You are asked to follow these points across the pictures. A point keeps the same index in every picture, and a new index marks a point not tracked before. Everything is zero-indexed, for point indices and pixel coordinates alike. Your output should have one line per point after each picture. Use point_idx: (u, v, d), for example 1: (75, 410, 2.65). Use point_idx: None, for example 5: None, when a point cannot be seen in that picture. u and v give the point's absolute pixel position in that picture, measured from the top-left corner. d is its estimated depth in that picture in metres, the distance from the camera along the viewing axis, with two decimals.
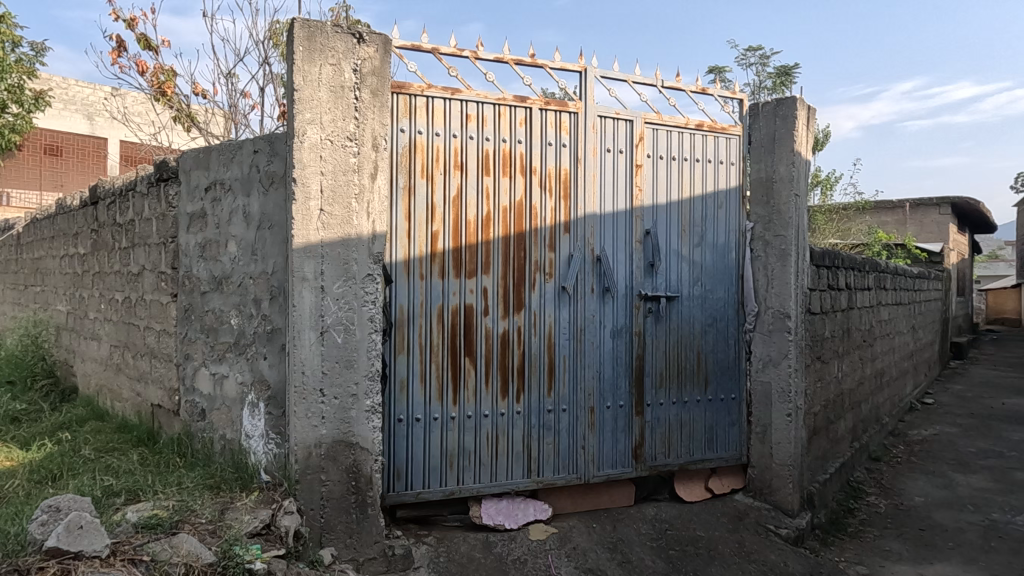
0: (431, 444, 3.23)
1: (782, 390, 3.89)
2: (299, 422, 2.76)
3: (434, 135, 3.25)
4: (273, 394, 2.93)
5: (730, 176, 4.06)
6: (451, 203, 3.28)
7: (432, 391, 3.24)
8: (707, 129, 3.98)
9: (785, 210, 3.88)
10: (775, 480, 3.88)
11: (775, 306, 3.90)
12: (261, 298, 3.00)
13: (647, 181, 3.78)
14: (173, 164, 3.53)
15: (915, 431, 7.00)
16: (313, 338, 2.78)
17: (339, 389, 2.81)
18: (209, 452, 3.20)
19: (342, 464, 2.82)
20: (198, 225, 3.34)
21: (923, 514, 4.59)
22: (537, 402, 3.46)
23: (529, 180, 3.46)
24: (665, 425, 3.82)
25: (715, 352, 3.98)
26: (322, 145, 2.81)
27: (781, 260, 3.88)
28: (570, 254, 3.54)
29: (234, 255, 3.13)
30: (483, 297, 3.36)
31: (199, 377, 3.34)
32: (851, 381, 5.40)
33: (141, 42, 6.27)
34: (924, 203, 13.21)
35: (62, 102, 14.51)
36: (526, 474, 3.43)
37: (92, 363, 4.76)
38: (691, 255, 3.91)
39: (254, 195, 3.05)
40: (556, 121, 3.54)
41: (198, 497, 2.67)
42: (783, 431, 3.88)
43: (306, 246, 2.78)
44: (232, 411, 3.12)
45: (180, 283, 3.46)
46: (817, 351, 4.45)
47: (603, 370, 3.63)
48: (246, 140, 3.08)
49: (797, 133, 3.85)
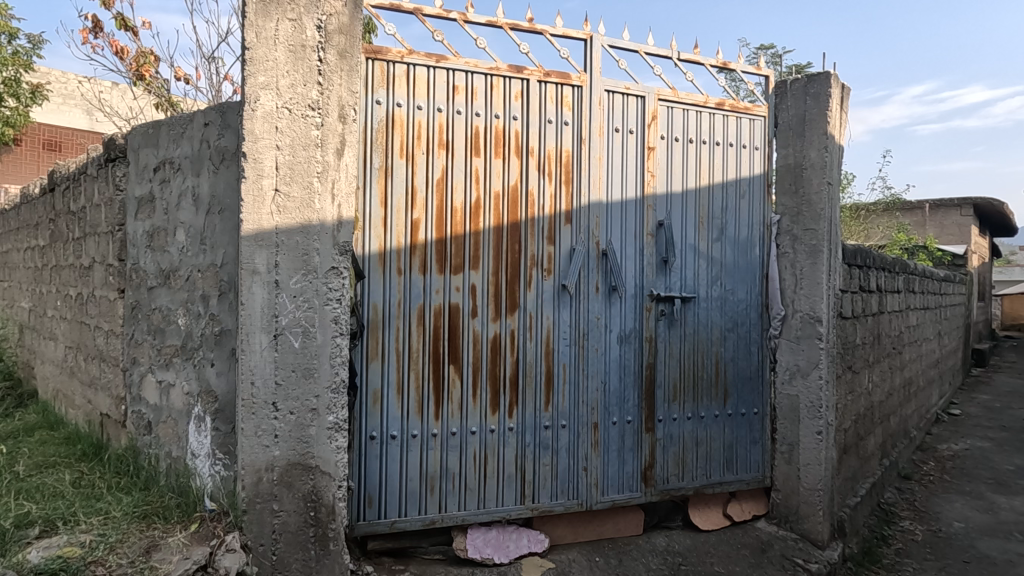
0: (409, 466, 2.80)
1: (811, 405, 3.42)
2: (247, 442, 2.33)
3: (415, 109, 2.82)
4: (221, 407, 2.50)
5: (754, 161, 3.60)
6: (434, 187, 2.85)
7: (411, 405, 2.81)
8: (729, 108, 3.53)
9: (817, 201, 3.42)
10: (803, 507, 3.42)
11: (804, 310, 3.45)
12: (209, 294, 2.57)
13: (660, 165, 3.33)
14: (122, 142, 3.11)
15: (945, 445, 6.51)
16: (265, 342, 2.36)
17: (296, 403, 2.38)
18: (153, 471, 2.78)
19: (298, 491, 2.38)
20: (147, 211, 2.93)
21: (965, 544, 4.11)
22: (532, 418, 3.02)
23: (525, 162, 3.03)
24: (678, 443, 3.36)
25: (736, 361, 3.53)
26: (278, 114, 2.38)
27: (812, 257, 3.43)
28: (572, 248, 3.10)
29: (182, 245, 2.71)
30: (471, 296, 2.92)
31: (145, 385, 2.92)
32: (881, 393, 4.94)
33: (116, 22, 5.86)
34: (945, 203, 12.68)
35: (60, 96, 12.85)
36: (519, 500, 2.99)
37: (50, 365, 4.34)
38: (709, 250, 3.46)
39: (204, 174, 2.63)
40: (557, 96, 3.09)
41: (122, 531, 2.28)
42: (812, 451, 3.42)
43: (257, 232, 2.35)
44: (177, 426, 2.70)
45: (127, 276, 3.04)
46: (848, 360, 3.98)
47: (609, 381, 3.19)
48: (197, 112, 2.67)
49: (831, 113, 3.40)
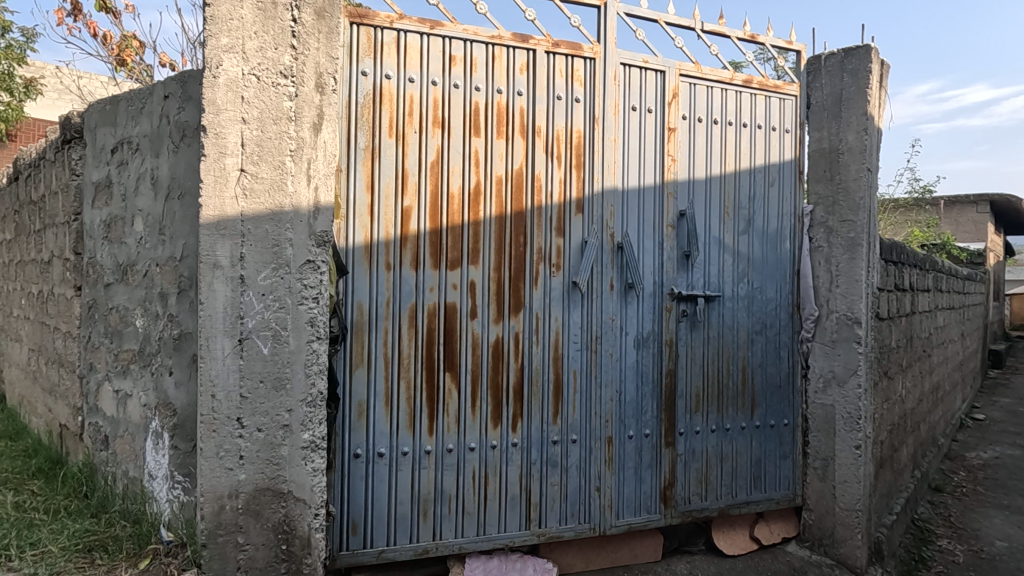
0: (399, 488, 2.46)
1: (848, 417, 3.06)
2: (207, 465, 1.99)
3: (406, 81, 2.49)
4: (180, 423, 2.15)
5: (785, 145, 3.27)
6: (428, 170, 2.52)
7: (401, 418, 2.47)
8: (757, 86, 3.20)
9: (855, 189, 3.07)
10: (839, 529, 3.07)
11: (841, 310, 3.09)
12: (168, 292, 2.23)
13: (682, 149, 2.99)
14: (79, 122, 2.77)
15: (973, 453, 6.14)
16: (228, 348, 2.02)
17: (265, 419, 2.04)
18: (108, 492, 2.46)
19: (267, 521, 2.05)
20: (104, 198, 2.59)
21: (1011, 566, 3.74)
22: (539, 432, 2.68)
23: (531, 143, 2.68)
24: (701, 459, 3.02)
25: (764, 367, 3.18)
26: (244, 82, 2.04)
27: (849, 252, 3.07)
28: (584, 240, 2.76)
29: (140, 235, 2.38)
30: (470, 294, 2.58)
31: (102, 395, 2.59)
32: (913, 400, 4.59)
33: (96, 3, 5.52)
34: (960, 202, 12.30)
35: (54, 91, 12.56)
36: (523, 525, 2.65)
37: (16, 369, 4.01)
38: (736, 244, 3.11)
39: (164, 155, 2.28)
40: (567, 69, 2.75)
41: (55, 569, 2.01)
42: (850, 468, 3.06)
43: (219, 219, 2.01)
44: (135, 442, 2.37)
45: (84, 272, 2.71)
46: (884, 365, 3.63)
47: (625, 390, 2.84)
48: (157, 83, 2.33)
49: (872, 91, 3.04)
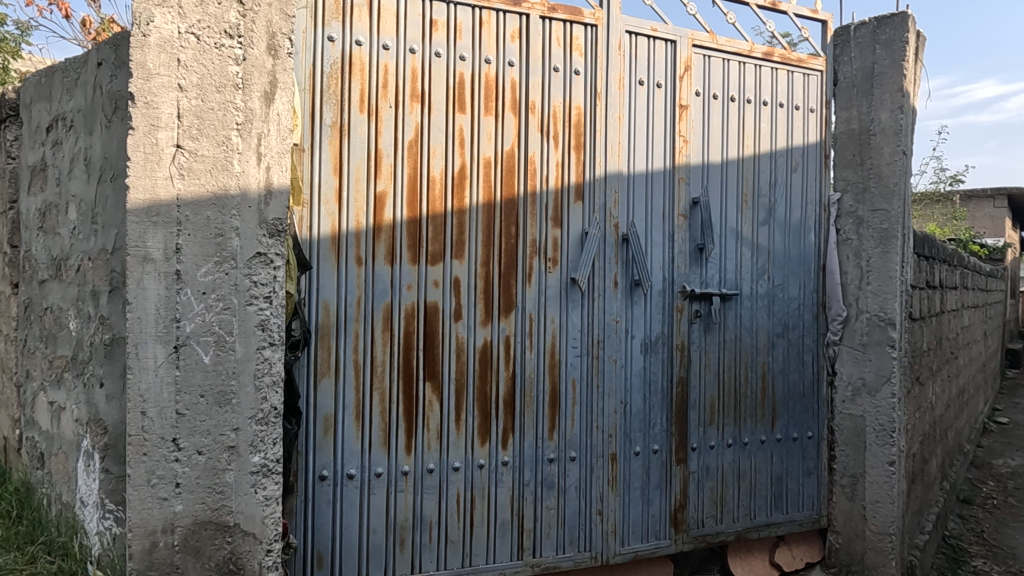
0: (372, 514, 2.15)
1: (880, 429, 2.74)
2: (136, 496, 1.68)
3: (380, 49, 2.17)
4: (111, 443, 1.83)
5: (809, 126, 2.93)
6: (406, 151, 2.20)
7: (375, 435, 2.16)
8: (778, 60, 2.87)
9: (888, 174, 2.73)
10: (870, 555, 2.74)
11: (873, 310, 2.76)
12: (100, 290, 1.92)
13: (695, 129, 2.66)
14: (15, 98, 2.48)
15: (1000, 460, 5.79)
16: (162, 356, 1.71)
17: (205, 441, 1.73)
18: (40, 519, 2.17)
19: (209, 560, 1.74)
20: (39, 182, 2.29)
21: None
22: (533, 449, 2.37)
23: (524, 121, 2.36)
24: (716, 477, 2.70)
25: (786, 374, 2.86)
26: (181, 42, 1.72)
27: (882, 245, 2.74)
28: (584, 231, 2.44)
29: (73, 225, 2.07)
30: (454, 293, 2.27)
31: (37, 407, 2.29)
32: (942, 406, 4.24)
33: None
34: (976, 195, 11.88)
35: None
36: (515, 555, 2.34)
37: None
38: (755, 236, 2.79)
39: (97, 132, 1.97)
40: (565, 37, 2.42)
41: None
42: (883, 487, 2.73)
43: (151, 204, 1.69)
44: (68, 462, 2.06)
45: (21, 268, 2.41)
46: (915, 370, 3.30)
47: (631, 401, 2.52)
48: (91, 50, 2.03)
49: (908, 64, 2.70)
